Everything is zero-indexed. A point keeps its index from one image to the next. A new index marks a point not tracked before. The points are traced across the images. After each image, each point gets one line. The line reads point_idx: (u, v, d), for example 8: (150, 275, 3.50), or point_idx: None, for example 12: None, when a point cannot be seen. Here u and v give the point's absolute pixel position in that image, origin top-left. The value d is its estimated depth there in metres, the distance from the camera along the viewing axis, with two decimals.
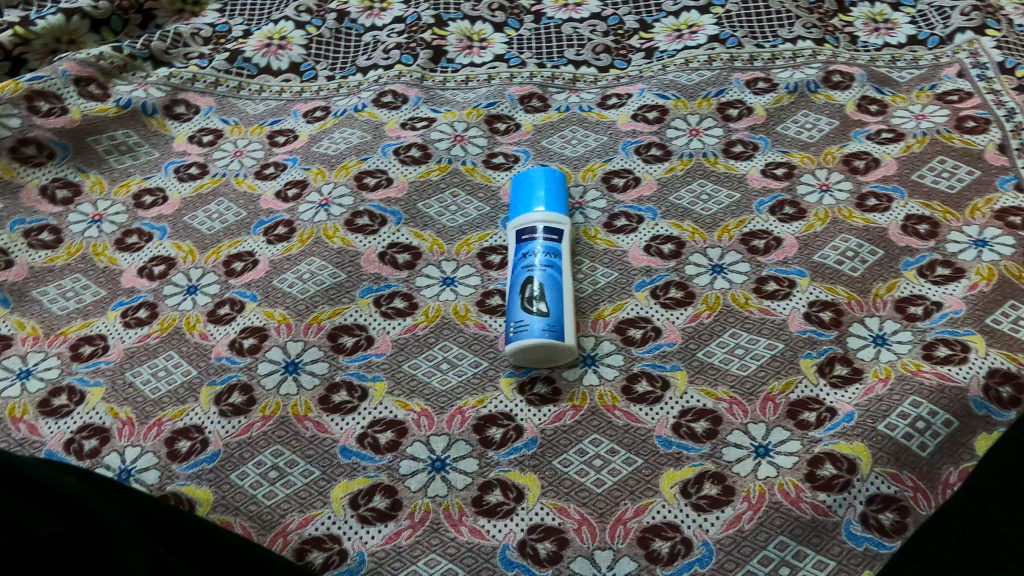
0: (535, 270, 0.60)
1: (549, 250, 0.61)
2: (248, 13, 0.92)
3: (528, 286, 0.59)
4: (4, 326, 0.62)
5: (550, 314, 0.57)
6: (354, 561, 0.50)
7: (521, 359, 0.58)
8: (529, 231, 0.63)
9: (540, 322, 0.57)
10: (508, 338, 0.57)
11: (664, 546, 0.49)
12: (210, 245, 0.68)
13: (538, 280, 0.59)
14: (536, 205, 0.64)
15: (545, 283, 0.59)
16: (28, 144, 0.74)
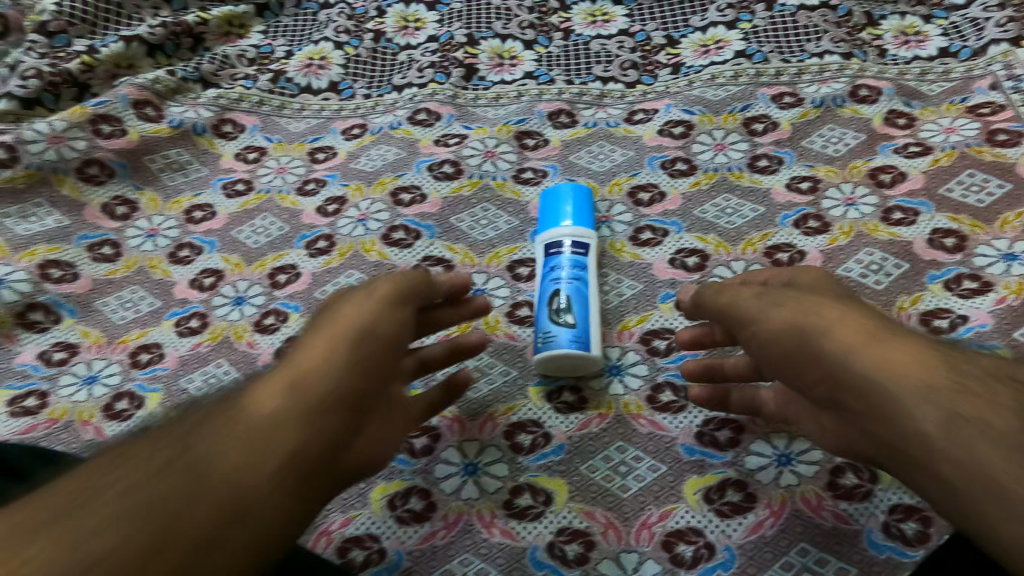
0: (562, 283, 0.62)
1: (576, 263, 0.63)
2: (290, 35, 0.96)
3: (556, 299, 0.61)
4: (70, 335, 0.67)
5: (577, 325, 0.60)
6: (393, 558, 0.53)
7: (549, 368, 0.60)
8: (557, 245, 0.65)
9: (566, 334, 0.59)
10: (537, 348, 0.60)
11: (687, 550, 0.52)
12: (256, 259, 0.72)
13: (565, 292, 0.61)
14: (563, 219, 0.66)
15: (572, 296, 0.61)
16: (91, 165, 0.79)
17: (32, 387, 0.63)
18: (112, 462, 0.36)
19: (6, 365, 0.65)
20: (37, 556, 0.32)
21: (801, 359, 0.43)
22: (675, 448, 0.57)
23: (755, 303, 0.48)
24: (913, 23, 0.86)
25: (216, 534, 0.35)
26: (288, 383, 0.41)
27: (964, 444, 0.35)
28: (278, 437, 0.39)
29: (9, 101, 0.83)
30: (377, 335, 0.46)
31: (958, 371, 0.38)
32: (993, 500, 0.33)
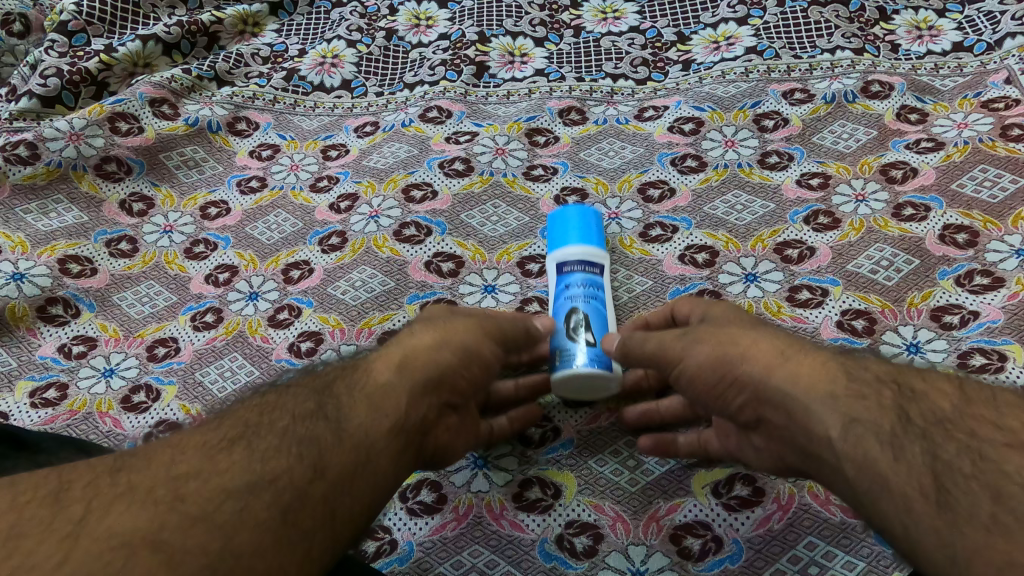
0: (578, 300, 0.59)
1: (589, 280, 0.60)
2: (303, 34, 0.97)
3: (573, 316, 0.57)
4: (89, 329, 0.68)
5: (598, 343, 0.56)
6: (404, 549, 0.54)
7: (567, 389, 0.56)
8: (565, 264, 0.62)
9: (589, 350, 0.55)
10: (557, 368, 0.56)
11: (695, 543, 0.52)
12: (270, 254, 0.73)
13: (582, 309, 0.58)
14: (569, 238, 0.64)
15: (590, 313, 0.58)
16: (109, 162, 0.81)
17: (52, 379, 0.64)
18: (253, 417, 0.42)
19: (27, 357, 0.66)
20: (211, 486, 0.37)
21: (723, 387, 0.47)
22: None
23: (676, 339, 0.50)
24: (927, 17, 0.85)
25: (348, 477, 0.41)
26: (398, 361, 0.49)
27: (858, 446, 0.38)
28: (393, 402, 0.46)
29: (30, 100, 0.85)
30: (483, 357, 0.53)
31: (854, 379, 0.41)
32: (880, 495, 0.37)
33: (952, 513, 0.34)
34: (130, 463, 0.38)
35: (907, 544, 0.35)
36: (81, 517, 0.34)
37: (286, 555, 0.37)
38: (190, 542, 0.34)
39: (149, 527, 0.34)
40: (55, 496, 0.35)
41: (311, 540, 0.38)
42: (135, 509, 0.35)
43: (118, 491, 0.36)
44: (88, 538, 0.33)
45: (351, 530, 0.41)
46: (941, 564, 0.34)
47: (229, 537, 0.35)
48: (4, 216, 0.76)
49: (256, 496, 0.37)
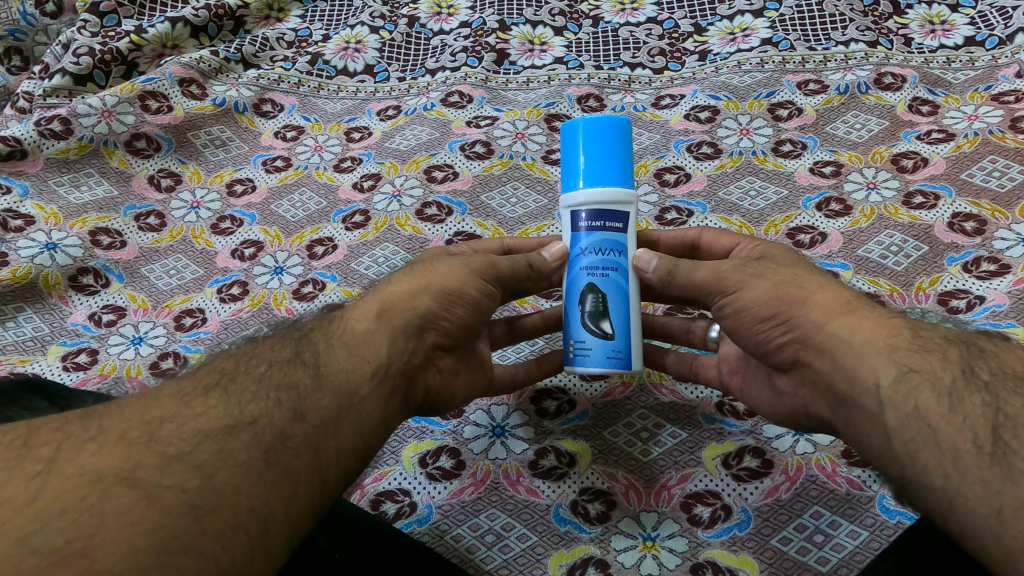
0: (595, 274, 0.53)
1: (607, 247, 0.53)
2: (327, 19, 1.00)
3: (589, 298, 0.53)
4: (118, 299, 0.70)
5: (616, 335, 0.52)
6: (424, 511, 0.56)
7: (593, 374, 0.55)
8: (574, 219, 0.53)
9: (603, 348, 0.52)
10: (571, 360, 0.54)
11: (705, 511, 0.53)
12: (295, 231, 0.76)
13: (599, 289, 0.53)
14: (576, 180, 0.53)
15: (608, 293, 0.53)
16: (139, 139, 0.84)
17: (84, 345, 0.66)
18: (228, 366, 0.43)
19: (58, 324, 0.68)
20: (187, 428, 0.38)
21: (768, 322, 0.47)
22: (696, 416, 0.60)
23: (734, 270, 0.50)
24: (940, 12, 0.87)
25: (330, 422, 0.41)
26: (376, 309, 0.48)
27: (911, 396, 0.39)
28: (374, 348, 0.46)
29: (63, 78, 0.87)
30: (467, 296, 0.51)
31: (918, 336, 0.42)
32: (926, 443, 0.38)
33: (1006, 464, 0.35)
34: (103, 410, 0.39)
35: (946, 495, 0.36)
36: (52, 458, 0.35)
37: (273, 491, 0.37)
38: (166, 479, 0.35)
39: (123, 465, 0.35)
40: (25, 438, 0.36)
41: (298, 480, 0.38)
42: (108, 451, 0.35)
43: (91, 435, 0.36)
44: (59, 475, 0.34)
45: (337, 473, 0.41)
46: (984, 516, 0.34)
47: (208, 475, 0.36)
48: (37, 188, 0.79)
49: (234, 437, 0.38)
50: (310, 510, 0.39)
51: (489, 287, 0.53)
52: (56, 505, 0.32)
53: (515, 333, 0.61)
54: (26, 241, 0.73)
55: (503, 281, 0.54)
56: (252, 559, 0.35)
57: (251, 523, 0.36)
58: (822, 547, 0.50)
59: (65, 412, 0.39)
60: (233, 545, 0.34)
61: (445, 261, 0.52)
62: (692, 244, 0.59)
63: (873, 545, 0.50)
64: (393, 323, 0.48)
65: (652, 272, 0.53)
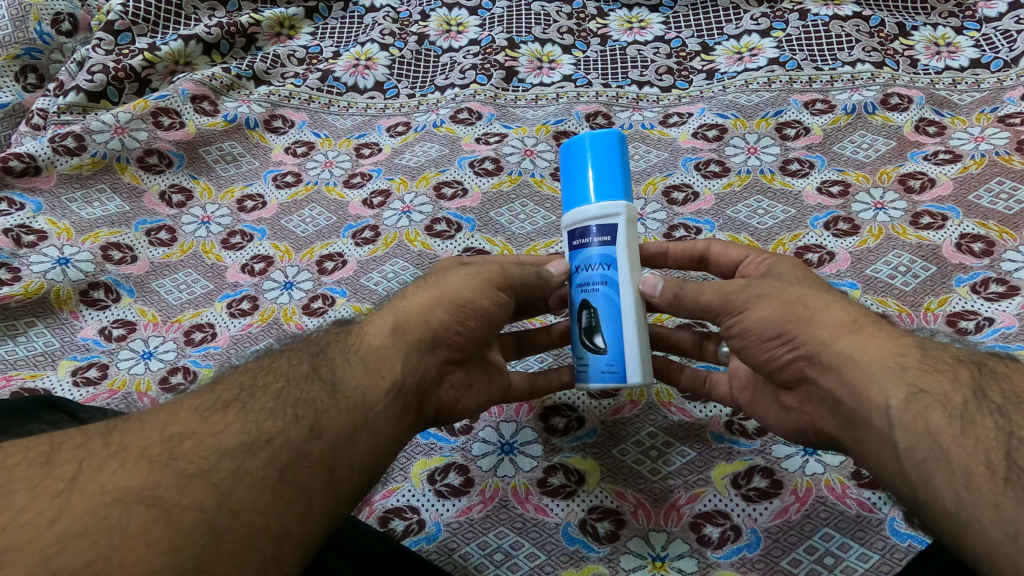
0: (587, 290, 0.53)
1: (595, 262, 0.52)
2: (337, 36, 1.01)
3: (584, 315, 0.53)
4: (129, 313, 0.71)
5: (608, 350, 0.52)
6: (431, 529, 0.56)
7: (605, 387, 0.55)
8: (570, 237, 0.54)
9: (597, 363, 0.53)
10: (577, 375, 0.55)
11: (714, 531, 0.53)
12: (304, 246, 0.76)
13: (591, 304, 0.53)
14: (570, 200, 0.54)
15: (600, 307, 0.52)
16: (151, 155, 0.84)
17: (93, 359, 0.66)
18: (247, 381, 0.43)
19: (69, 338, 0.68)
20: (206, 446, 0.38)
21: (776, 341, 0.48)
22: (705, 434, 0.60)
23: (740, 289, 0.50)
24: (945, 34, 0.88)
25: (346, 438, 0.42)
26: (391, 323, 0.49)
27: (922, 417, 0.39)
28: (389, 364, 0.46)
29: (77, 95, 0.88)
30: (480, 307, 0.51)
31: (927, 356, 0.42)
32: (937, 465, 0.38)
33: (1020, 489, 0.35)
34: (123, 426, 0.39)
35: (958, 517, 0.36)
36: (73, 476, 0.35)
37: (287, 511, 0.37)
38: (185, 498, 0.35)
39: (143, 484, 0.35)
40: (47, 455, 0.36)
41: (312, 498, 0.39)
42: (128, 468, 0.36)
43: (111, 452, 0.37)
44: (82, 494, 0.34)
45: (351, 491, 0.41)
46: (996, 539, 0.34)
47: (225, 495, 0.36)
48: (51, 204, 0.79)
49: (251, 455, 0.38)
50: (323, 529, 0.39)
51: (502, 297, 0.53)
52: (77, 525, 0.32)
53: (526, 347, 0.62)
54: (38, 256, 0.74)
55: (516, 287, 0.54)
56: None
57: (265, 544, 0.36)
58: (833, 570, 0.50)
59: (84, 428, 0.39)
60: (248, 565, 0.35)
61: (459, 272, 0.52)
62: (700, 255, 0.59)
63: (883, 568, 0.50)
64: (408, 339, 0.48)
65: (659, 296, 0.53)
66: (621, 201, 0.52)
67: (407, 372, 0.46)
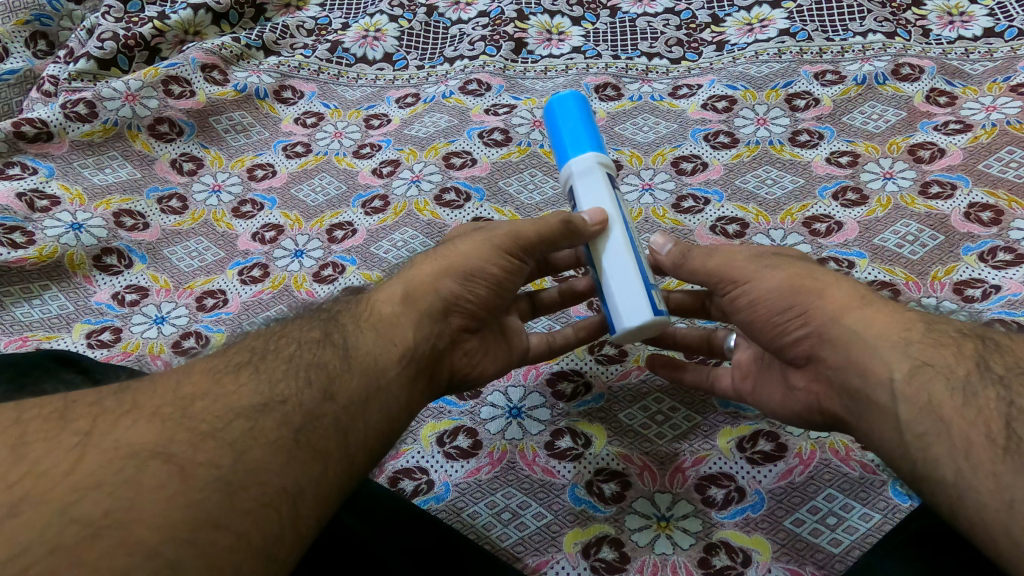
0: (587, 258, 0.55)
1: None
2: (346, 8, 1.01)
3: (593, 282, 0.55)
4: (141, 279, 0.71)
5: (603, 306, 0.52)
6: (440, 489, 0.57)
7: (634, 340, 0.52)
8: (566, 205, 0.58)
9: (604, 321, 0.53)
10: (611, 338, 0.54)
11: (718, 493, 0.54)
12: (314, 215, 0.77)
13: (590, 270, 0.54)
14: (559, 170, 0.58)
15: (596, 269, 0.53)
16: (162, 123, 0.85)
17: (107, 323, 0.67)
18: (259, 346, 0.44)
19: (83, 302, 0.69)
20: (220, 406, 0.39)
21: (786, 316, 0.47)
22: (710, 401, 0.60)
23: (744, 261, 0.50)
24: (958, 4, 0.87)
25: (359, 403, 0.42)
26: (403, 294, 0.49)
27: (924, 390, 0.40)
28: (401, 332, 0.47)
29: (87, 62, 0.89)
30: (490, 275, 0.51)
31: (933, 330, 0.43)
32: (938, 437, 0.38)
33: (1018, 458, 0.35)
34: (135, 386, 0.40)
35: (955, 488, 0.37)
36: (88, 431, 0.36)
37: (304, 471, 0.38)
38: (200, 455, 0.36)
39: (157, 440, 0.36)
40: (62, 412, 0.37)
41: (326, 459, 0.39)
42: (142, 425, 0.36)
43: (124, 410, 0.37)
44: (96, 448, 0.35)
45: (365, 455, 0.42)
46: (994, 509, 0.35)
47: (240, 453, 0.37)
48: (63, 170, 0.80)
49: (265, 416, 0.39)
50: (339, 492, 0.40)
51: (513, 263, 0.52)
52: (93, 477, 0.33)
53: (536, 309, 0.62)
54: (52, 220, 0.74)
55: (531, 251, 0.53)
56: (283, 538, 0.36)
57: (282, 503, 0.36)
58: (834, 529, 0.51)
59: (98, 387, 0.40)
60: (265, 524, 0.35)
61: (468, 239, 0.52)
62: None
63: (885, 527, 0.50)
64: (420, 308, 0.48)
65: (666, 254, 0.55)
66: (568, 163, 0.54)
67: (421, 343, 0.47)
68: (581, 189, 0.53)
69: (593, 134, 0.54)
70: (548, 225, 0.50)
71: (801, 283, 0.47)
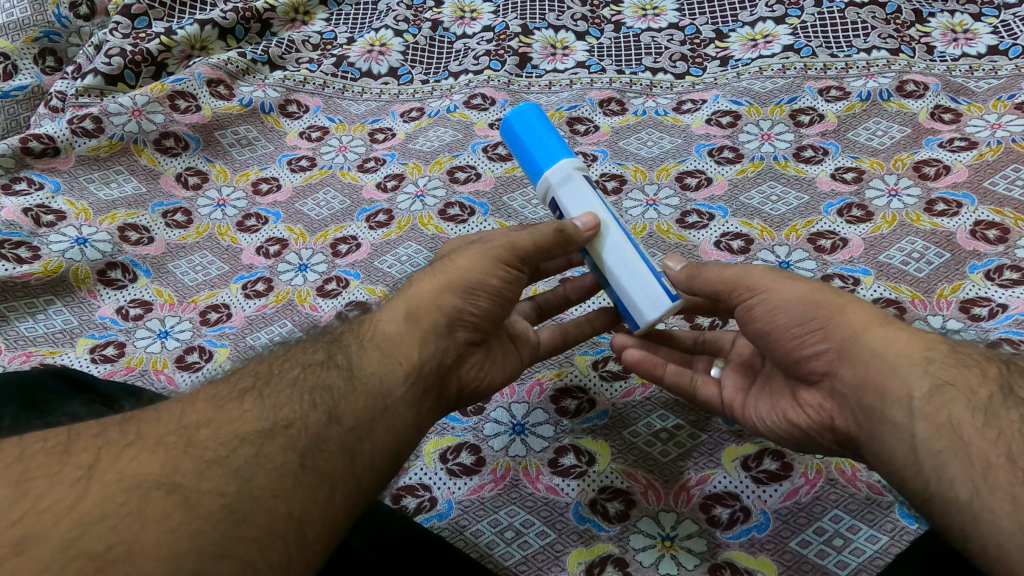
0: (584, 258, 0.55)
1: None
2: (351, 22, 1.01)
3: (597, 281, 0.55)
4: (145, 294, 0.71)
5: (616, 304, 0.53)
6: (443, 507, 0.57)
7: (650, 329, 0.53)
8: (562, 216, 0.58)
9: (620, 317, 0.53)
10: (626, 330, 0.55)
11: (724, 512, 0.54)
12: (319, 229, 0.77)
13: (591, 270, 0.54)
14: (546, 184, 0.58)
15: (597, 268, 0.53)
16: (168, 138, 0.85)
17: (111, 337, 0.67)
18: (263, 369, 0.44)
19: (87, 317, 0.69)
20: (224, 433, 0.38)
21: (806, 329, 0.46)
22: (715, 419, 0.60)
23: (763, 272, 0.49)
24: (962, 21, 0.87)
25: (365, 425, 0.42)
26: (404, 312, 0.48)
27: (944, 409, 0.39)
28: (406, 350, 0.46)
29: (95, 78, 0.89)
30: (491, 287, 0.49)
31: (955, 352, 0.42)
32: (955, 455, 0.38)
33: None
34: (140, 415, 0.39)
35: (970, 508, 0.37)
36: (92, 463, 0.35)
37: (307, 498, 0.38)
38: (204, 484, 0.36)
39: (161, 471, 0.35)
40: (65, 442, 0.37)
41: (332, 484, 0.39)
42: (146, 455, 0.36)
43: (129, 440, 0.37)
44: (100, 481, 0.34)
45: (371, 478, 0.42)
46: (1010, 531, 0.35)
47: (245, 480, 0.37)
48: (69, 185, 0.80)
49: (270, 442, 0.39)
50: (346, 516, 0.40)
51: (514, 273, 0.51)
52: (97, 510, 0.33)
53: (542, 314, 0.62)
54: (57, 236, 0.75)
55: (530, 260, 0.51)
56: (289, 564, 0.36)
57: (287, 530, 0.36)
58: (841, 551, 0.51)
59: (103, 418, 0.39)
60: (271, 549, 0.35)
61: (464, 253, 0.50)
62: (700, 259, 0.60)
63: (892, 549, 0.50)
64: (423, 325, 0.47)
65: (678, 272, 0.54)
66: (540, 180, 0.54)
67: (427, 360, 0.47)
68: (563, 199, 0.53)
69: (559, 145, 0.54)
70: (542, 235, 0.50)
71: (824, 297, 0.46)
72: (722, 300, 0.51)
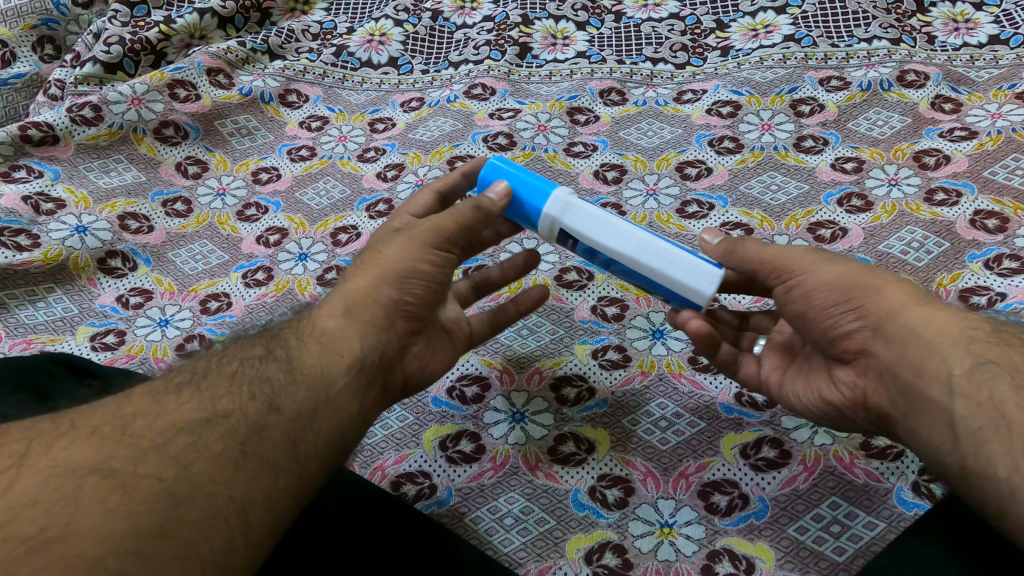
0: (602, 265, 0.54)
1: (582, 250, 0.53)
2: (351, 12, 1.01)
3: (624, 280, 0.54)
4: (145, 282, 0.72)
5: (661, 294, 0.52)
6: (443, 494, 0.57)
7: None
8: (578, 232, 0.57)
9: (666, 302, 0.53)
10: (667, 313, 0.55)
11: (722, 500, 0.54)
12: (318, 219, 0.77)
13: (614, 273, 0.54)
14: None
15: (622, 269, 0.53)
16: (168, 127, 0.85)
17: (111, 326, 0.67)
18: (203, 365, 0.44)
19: (88, 305, 0.69)
20: (161, 423, 0.38)
21: (842, 308, 0.46)
22: (714, 407, 0.60)
23: (802, 254, 0.49)
24: (963, 10, 0.87)
25: (307, 414, 0.42)
26: (343, 307, 0.48)
27: (985, 387, 0.39)
28: (347, 342, 0.46)
29: (94, 66, 0.89)
30: (423, 273, 0.49)
31: (998, 331, 0.42)
32: (996, 433, 0.38)
33: None
34: (75, 411, 0.39)
35: (1009, 484, 0.37)
36: (23, 453, 0.35)
37: (248, 483, 0.38)
38: (142, 468, 0.36)
39: (96, 457, 0.35)
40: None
41: (276, 471, 0.39)
42: (80, 445, 0.36)
43: (61, 432, 0.37)
44: (31, 467, 0.34)
45: (316, 464, 0.42)
46: None
47: (185, 465, 0.36)
48: (68, 173, 0.80)
49: (210, 429, 0.39)
50: (290, 501, 0.40)
51: (445, 259, 0.50)
52: (29, 494, 0.33)
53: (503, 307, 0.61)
54: (57, 224, 0.74)
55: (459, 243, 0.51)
56: (233, 546, 0.36)
57: (230, 513, 0.36)
58: (840, 537, 0.51)
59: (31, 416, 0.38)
60: (213, 532, 0.35)
61: (394, 243, 0.50)
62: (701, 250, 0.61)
63: (889, 535, 0.50)
64: (360, 319, 0.47)
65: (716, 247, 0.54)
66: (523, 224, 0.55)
67: (365, 352, 0.46)
68: (569, 222, 0.52)
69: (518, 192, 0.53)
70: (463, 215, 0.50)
71: (860, 278, 0.46)
72: (760, 279, 0.51)
